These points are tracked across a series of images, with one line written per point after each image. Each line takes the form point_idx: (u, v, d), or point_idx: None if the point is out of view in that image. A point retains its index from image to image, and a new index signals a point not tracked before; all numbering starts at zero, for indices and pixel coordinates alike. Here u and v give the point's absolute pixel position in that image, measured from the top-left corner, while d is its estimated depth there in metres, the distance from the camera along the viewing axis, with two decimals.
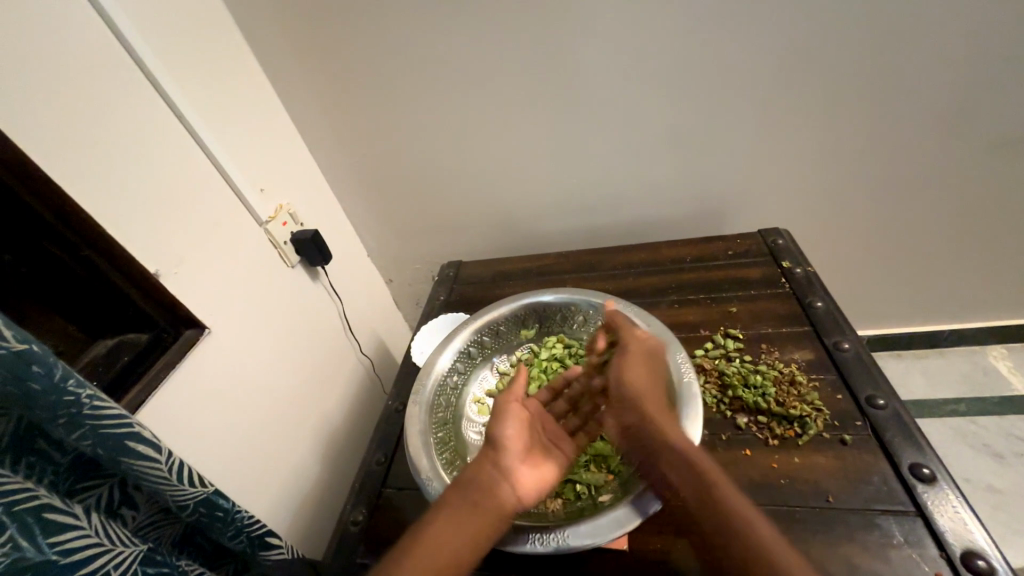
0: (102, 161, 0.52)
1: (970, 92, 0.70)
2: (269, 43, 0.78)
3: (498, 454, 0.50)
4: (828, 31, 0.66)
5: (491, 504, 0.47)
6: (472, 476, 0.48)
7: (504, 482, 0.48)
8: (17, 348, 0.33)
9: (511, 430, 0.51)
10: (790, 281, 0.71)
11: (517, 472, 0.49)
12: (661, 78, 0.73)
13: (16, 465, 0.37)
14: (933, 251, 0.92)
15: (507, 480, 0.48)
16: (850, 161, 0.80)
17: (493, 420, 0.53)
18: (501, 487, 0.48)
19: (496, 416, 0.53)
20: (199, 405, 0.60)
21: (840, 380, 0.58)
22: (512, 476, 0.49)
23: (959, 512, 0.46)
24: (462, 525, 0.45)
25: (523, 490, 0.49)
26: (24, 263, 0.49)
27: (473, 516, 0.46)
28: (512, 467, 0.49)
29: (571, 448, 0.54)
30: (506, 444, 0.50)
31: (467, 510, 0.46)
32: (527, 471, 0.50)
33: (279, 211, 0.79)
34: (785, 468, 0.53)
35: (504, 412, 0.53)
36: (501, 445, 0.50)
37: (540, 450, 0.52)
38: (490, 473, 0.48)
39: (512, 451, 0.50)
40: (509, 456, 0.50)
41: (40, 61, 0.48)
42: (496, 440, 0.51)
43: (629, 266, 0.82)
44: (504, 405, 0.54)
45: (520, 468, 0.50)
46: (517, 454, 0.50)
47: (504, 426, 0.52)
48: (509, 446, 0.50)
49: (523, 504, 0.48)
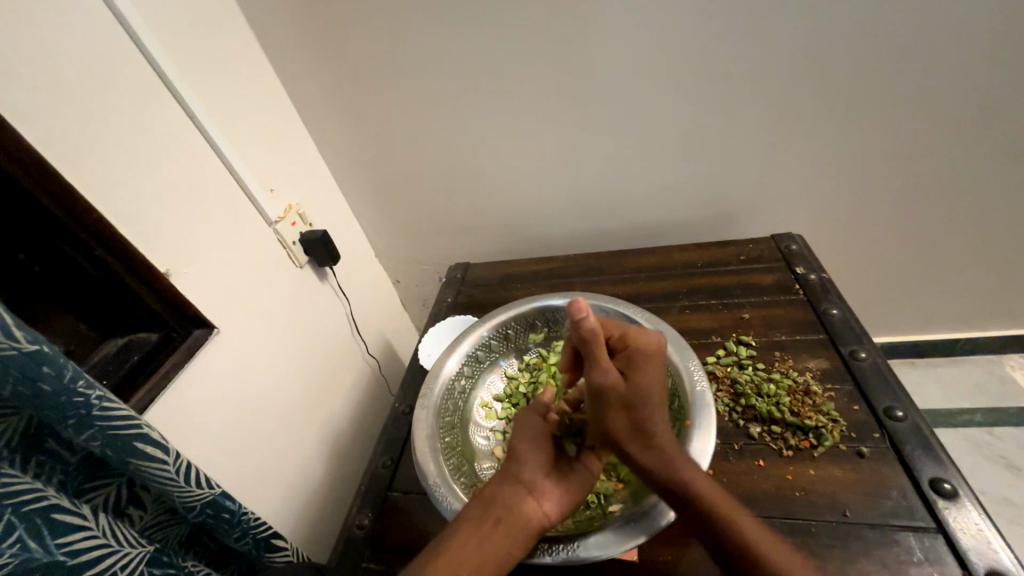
0: (112, 162, 0.52)
1: (993, 97, 0.68)
2: (280, 43, 0.77)
3: (518, 469, 0.49)
4: (846, 34, 0.65)
5: (514, 519, 0.46)
6: (494, 490, 0.48)
7: (526, 498, 0.47)
8: (28, 348, 0.33)
9: (528, 446, 0.50)
10: (805, 288, 0.70)
11: (538, 487, 0.48)
12: (674, 81, 0.72)
13: (26, 464, 0.37)
14: (950, 258, 0.90)
15: (530, 496, 0.47)
16: (867, 165, 0.78)
17: (514, 435, 0.52)
18: (523, 501, 0.47)
19: (517, 431, 0.52)
20: (207, 406, 0.60)
21: (857, 390, 0.57)
22: (536, 489, 0.48)
23: (981, 529, 0.44)
24: (486, 540, 0.45)
25: (547, 504, 0.47)
26: (37, 262, 0.49)
27: (497, 532, 0.45)
28: (535, 480, 0.48)
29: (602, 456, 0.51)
30: (527, 461, 0.49)
31: (490, 525, 0.46)
32: (549, 487, 0.48)
33: (288, 211, 0.79)
34: (799, 480, 0.51)
35: (524, 426, 0.52)
36: (520, 460, 0.49)
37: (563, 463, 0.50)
38: (512, 488, 0.48)
39: (533, 467, 0.49)
40: (529, 470, 0.49)
41: (51, 59, 0.48)
42: (517, 454, 0.50)
43: (639, 270, 0.81)
44: (525, 420, 0.53)
45: (543, 483, 0.48)
46: (539, 470, 0.49)
47: (523, 442, 0.51)
48: (529, 463, 0.49)
49: (550, 519, 0.47)
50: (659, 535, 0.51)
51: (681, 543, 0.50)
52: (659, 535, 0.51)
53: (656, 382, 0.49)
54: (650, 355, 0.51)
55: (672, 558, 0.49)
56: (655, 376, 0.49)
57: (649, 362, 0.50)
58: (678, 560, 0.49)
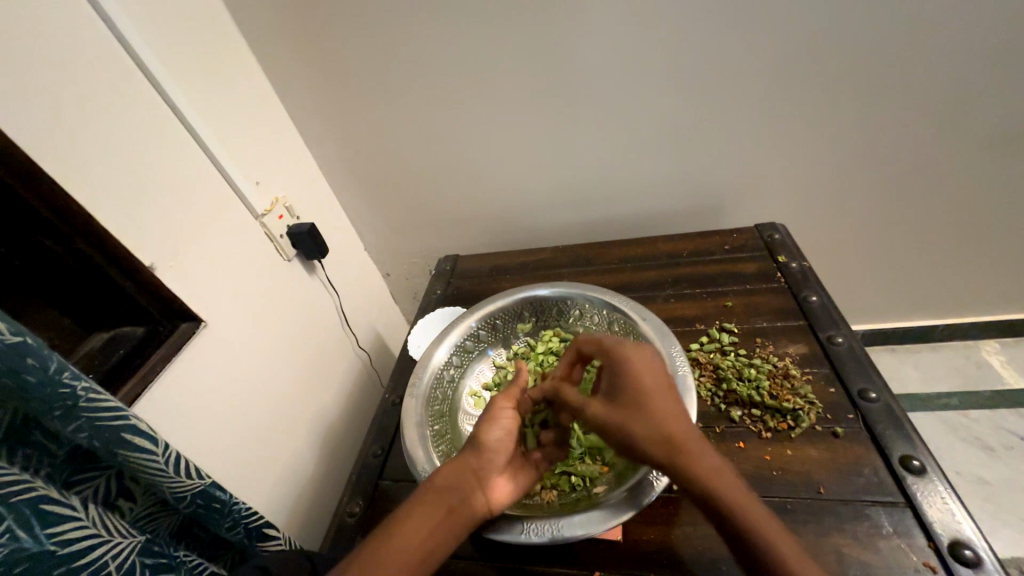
0: (95, 156, 0.52)
1: (967, 88, 0.70)
2: (264, 35, 0.77)
3: (479, 462, 0.49)
4: (826, 26, 0.66)
5: (465, 509, 0.47)
6: (450, 478, 0.48)
7: (478, 489, 0.48)
8: (12, 340, 0.33)
9: (498, 438, 0.50)
10: (785, 275, 0.71)
11: (491, 482, 0.49)
12: (660, 73, 0.73)
13: (13, 456, 0.37)
14: (928, 246, 0.93)
15: (482, 488, 0.48)
16: (847, 156, 0.80)
17: (482, 422, 0.52)
18: (476, 495, 0.47)
19: (487, 418, 0.52)
20: (197, 398, 0.60)
21: (834, 373, 0.59)
22: (488, 485, 0.48)
23: (947, 503, 0.46)
24: (438, 526, 0.45)
25: (496, 502, 0.48)
26: (18, 256, 0.49)
27: (447, 521, 0.46)
28: (492, 476, 0.49)
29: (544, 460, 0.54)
30: (490, 453, 0.50)
31: (441, 512, 0.46)
32: (501, 482, 0.49)
33: (275, 205, 0.79)
34: (778, 460, 0.53)
35: (495, 416, 0.52)
36: (483, 450, 0.50)
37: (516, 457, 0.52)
38: (469, 479, 0.48)
39: (494, 461, 0.49)
40: (491, 465, 0.49)
41: (29, 50, 0.47)
42: (481, 444, 0.50)
43: (625, 260, 0.82)
44: (499, 409, 0.53)
45: (498, 477, 0.49)
46: (498, 463, 0.49)
47: (491, 431, 0.51)
48: (491, 457, 0.49)
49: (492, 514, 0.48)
50: (642, 514, 0.52)
51: (664, 523, 0.51)
52: (642, 515, 0.52)
53: (648, 385, 0.47)
54: (640, 358, 0.49)
55: (656, 537, 0.50)
56: (644, 380, 0.47)
57: (640, 368, 0.49)
58: (661, 539, 0.50)
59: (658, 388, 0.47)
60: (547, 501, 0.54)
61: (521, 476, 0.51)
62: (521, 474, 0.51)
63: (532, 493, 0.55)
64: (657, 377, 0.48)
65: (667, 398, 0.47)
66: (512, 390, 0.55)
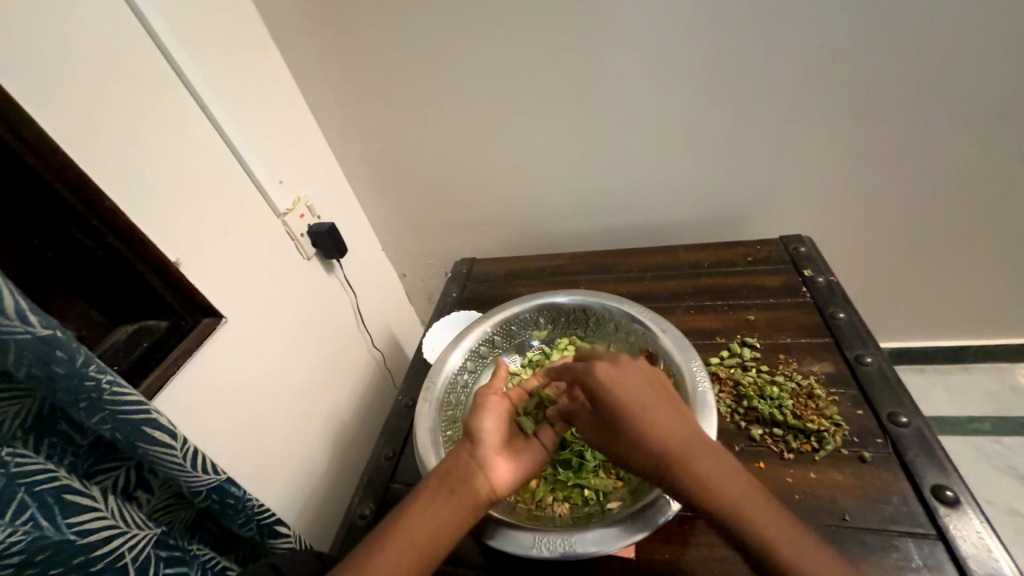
0: (126, 153, 0.53)
1: (1009, 101, 0.67)
2: (293, 37, 0.78)
3: (471, 443, 0.49)
4: (860, 35, 0.64)
5: (466, 488, 0.46)
6: (445, 463, 0.48)
7: (477, 471, 0.47)
8: (43, 333, 0.34)
9: (489, 423, 0.51)
10: (811, 291, 0.69)
11: (489, 462, 0.48)
12: (687, 81, 0.72)
13: (39, 445, 0.38)
14: (962, 263, 0.89)
15: (481, 468, 0.47)
16: (880, 169, 0.77)
17: (473, 412, 0.52)
18: (474, 475, 0.47)
19: (477, 408, 0.52)
20: (215, 393, 0.61)
21: (861, 394, 0.57)
22: (487, 464, 0.48)
23: (982, 537, 0.44)
24: (438, 509, 0.46)
25: (499, 482, 0.47)
26: (51, 247, 0.50)
27: (447, 503, 0.46)
28: (488, 456, 0.48)
29: (549, 438, 0.52)
30: (482, 435, 0.49)
31: (443, 494, 0.46)
32: (500, 461, 0.48)
33: (297, 203, 0.80)
34: (800, 483, 0.51)
35: (482, 405, 0.53)
36: (475, 434, 0.49)
37: (518, 439, 0.51)
38: (467, 459, 0.48)
39: (488, 442, 0.49)
40: (485, 446, 0.49)
41: (67, 49, 0.48)
42: (473, 428, 0.50)
43: (645, 269, 0.81)
44: (487, 399, 0.53)
45: (496, 458, 0.49)
46: (492, 444, 0.49)
47: (481, 417, 0.51)
48: (484, 438, 0.49)
49: (499, 495, 0.47)
50: (658, 533, 0.51)
51: (679, 542, 0.50)
52: (657, 533, 0.51)
53: (627, 408, 0.45)
54: (618, 379, 0.47)
55: (671, 557, 0.49)
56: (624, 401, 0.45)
57: (617, 387, 0.47)
58: (676, 559, 0.49)
59: (644, 406, 0.45)
60: (559, 514, 0.53)
61: (524, 456, 0.50)
62: (523, 454, 0.50)
63: (544, 505, 0.55)
64: (639, 394, 0.46)
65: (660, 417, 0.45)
66: (495, 385, 0.56)
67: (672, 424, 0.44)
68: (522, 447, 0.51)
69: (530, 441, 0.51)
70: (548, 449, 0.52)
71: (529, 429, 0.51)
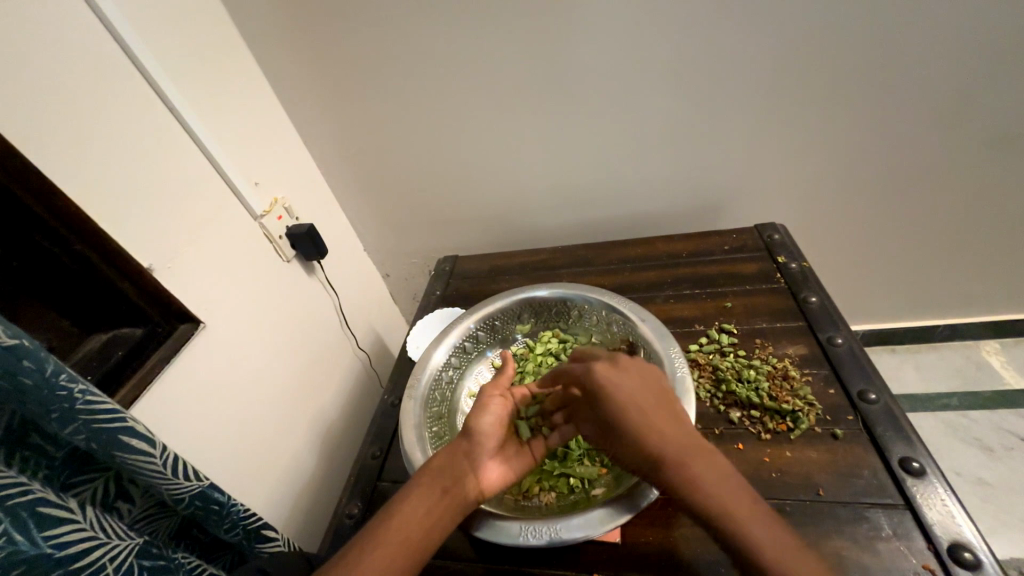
0: (94, 161, 0.52)
1: (966, 89, 0.70)
2: (265, 38, 0.77)
3: (471, 443, 0.51)
4: (824, 27, 0.66)
5: (459, 489, 0.48)
6: (442, 460, 0.49)
7: (471, 472, 0.49)
8: (8, 343, 0.33)
9: (489, 424, 0.52)
10: (785, 277, 0.71)
11: (483, 464, 0.50)
12: (661, 73, 0.72)
13: (11, 459, 0.37)
14: (928, 246, 0.92)
15: (474, 470, 0.50)
16: (848, 156, 0.80)
17: (473, 410, 0.54)
18: (467, 475, 0.49)
19: (480, 404, 0.54)
20: (196, 401, 0.60)
21: (833, 374, 0.59)
22: (479, 466, 0.50)
23: (947, 504, 0.46)
24: (432, 507, 0.46)
25: (489, 483, 0.50)
26: (16, 257, 0.49)
27: (441, 502, 0.47)
28: (483, 459, 0.50)
29: (540, 450, 0.54)
30: (483, 438, 0.51)
31: (437, 492, 0.47)
32: (492, 465, 0.51)
33: (274, 205, 0.79)
34: (776, 462, 0.53)
35: (486, 403, 0.54)
36: (476, 434, 0.51)
37: (510, 446, 0.54)
38: (463, 460, 0.49)
39: (486, 444, 0.51)
40: (482, 449, 0.51)
41: (29, 54, 0.47)
42: (472, 428, 0.52)
43: (625, 260, 0.82)
44: (490, 396, 0.55)
45: (489, 461, 0.51)
46: (488, 448, 0.51)
47: (482, 417, 0.53)
48: (483, 440, 0.51)
49: (486, 496, 0.49)
50: (641, 516, 0.52)
51: (662, 525, 0.51)
52: (640, 517, 0.52)
53: (623, 393, 0.47)
54: (615, 378, 0.48)
55: (655, 539, 0.50)
56: (617, 400, 0.47)
57: (612, 389, 0.47)
58: (660, 541, 0.50)
59: (638, 405, 0.46)
60: (545, 503, 0.54)
61: (514, 462, 0.53)
62: (514, 459, 0.53)
63: (531, 495, 0.55)
64: (636, 394, 0.47)
65: (655, 407, 0.46)
66: (501, 380, 0.57)
67: (658, 418, 0.46)
68: (515, 453, 0.53)
69: (520, 450, 0.54)
70: (539, 458, 0.54)
71: (524, 435, 0.55)
